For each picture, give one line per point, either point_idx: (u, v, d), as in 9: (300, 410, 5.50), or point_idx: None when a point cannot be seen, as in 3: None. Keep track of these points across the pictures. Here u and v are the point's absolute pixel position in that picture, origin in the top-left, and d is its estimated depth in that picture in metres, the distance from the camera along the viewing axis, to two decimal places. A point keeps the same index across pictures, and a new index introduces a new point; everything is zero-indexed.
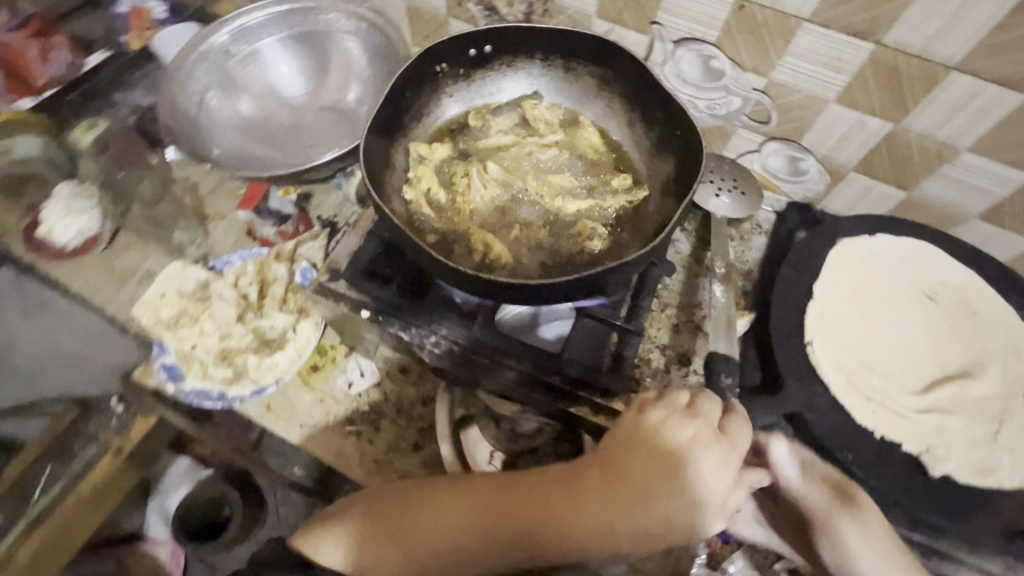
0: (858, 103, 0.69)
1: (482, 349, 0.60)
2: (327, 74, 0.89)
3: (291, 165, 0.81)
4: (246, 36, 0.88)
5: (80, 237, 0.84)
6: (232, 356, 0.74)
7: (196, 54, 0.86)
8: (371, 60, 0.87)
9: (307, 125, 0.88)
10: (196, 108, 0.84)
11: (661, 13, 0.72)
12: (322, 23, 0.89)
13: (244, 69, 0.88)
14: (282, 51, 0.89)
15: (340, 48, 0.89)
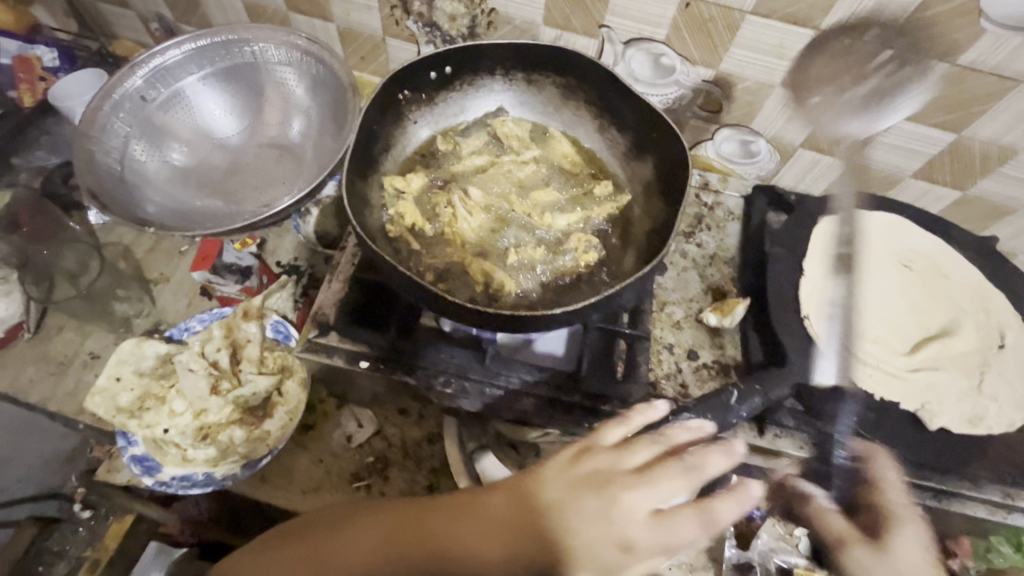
0: (801, 86, 0.73)
1: (496, 381, 0.58)
2: (264, 109, 0.83)
3: (243, 213, 0.74)
4: (165, 77, 0.79)
5: (0, 327, 0.73)
6: (213, 432, 0.67)
7: (109, 102, 0.76)
8: (311, 91, 0.82)
9: (252, 166, 0.82)
10: (118, 161, 0.74)
11: (609, 16, 0.72)
12: (251, 56, 0.82)
13: (168, 114, 0.79)
14: (210, 91, 0.82)
15: (275, 82, 0.83)
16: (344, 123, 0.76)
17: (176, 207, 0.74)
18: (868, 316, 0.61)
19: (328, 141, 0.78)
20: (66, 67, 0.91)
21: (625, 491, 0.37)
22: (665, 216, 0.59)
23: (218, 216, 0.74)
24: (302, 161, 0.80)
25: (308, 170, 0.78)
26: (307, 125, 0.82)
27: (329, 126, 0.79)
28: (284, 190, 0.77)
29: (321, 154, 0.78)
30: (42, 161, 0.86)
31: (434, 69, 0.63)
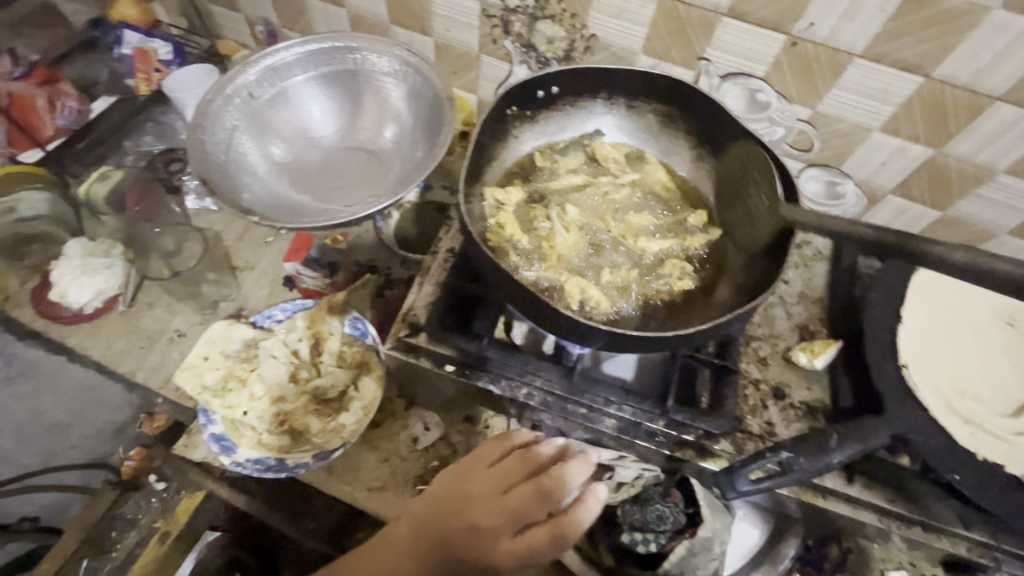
0: (901, 132, 0.72)
1: (579, 399, 0.58)
2: (361, 115, 0.86)
3: (334, 209, 0.77)
4: (275, 77, 0.84)
5: (100, 297, 0.77)
6: (290, 419, 0.69)
7: (223, 95, 0.81)
8: (408, 100, 0.84)
9: (344, 167, 0.85)
10: (226, 150, 0.78)
11: (710, 49, 0.73)
12: (355, 62, 0.85)
13: (274, 112, 0.84)
14: (313, 92, 0.86)
15: (373, 90, 0.86)
16: (438, 132, 0.78)
17: (273, 198, 0.78)
18: (968, 371, 0.59)
19: (419, 148, 0.80)
20: (178, 61, 0.94)
21: (490, 513, 0.48)
22: (764, 250, 0.58)
23: (310, 210, 0.77)
24: (391, 166, 0.82)
25: (396, 175, 0.80)
26: (399, 132, 0.85)
27: (421, 134, 0.82)
28: (373, 191, 0.79)
29: (412, 160, 0.80)
30: (148, 147, 0.91)
31: (542, 88, 0.65)
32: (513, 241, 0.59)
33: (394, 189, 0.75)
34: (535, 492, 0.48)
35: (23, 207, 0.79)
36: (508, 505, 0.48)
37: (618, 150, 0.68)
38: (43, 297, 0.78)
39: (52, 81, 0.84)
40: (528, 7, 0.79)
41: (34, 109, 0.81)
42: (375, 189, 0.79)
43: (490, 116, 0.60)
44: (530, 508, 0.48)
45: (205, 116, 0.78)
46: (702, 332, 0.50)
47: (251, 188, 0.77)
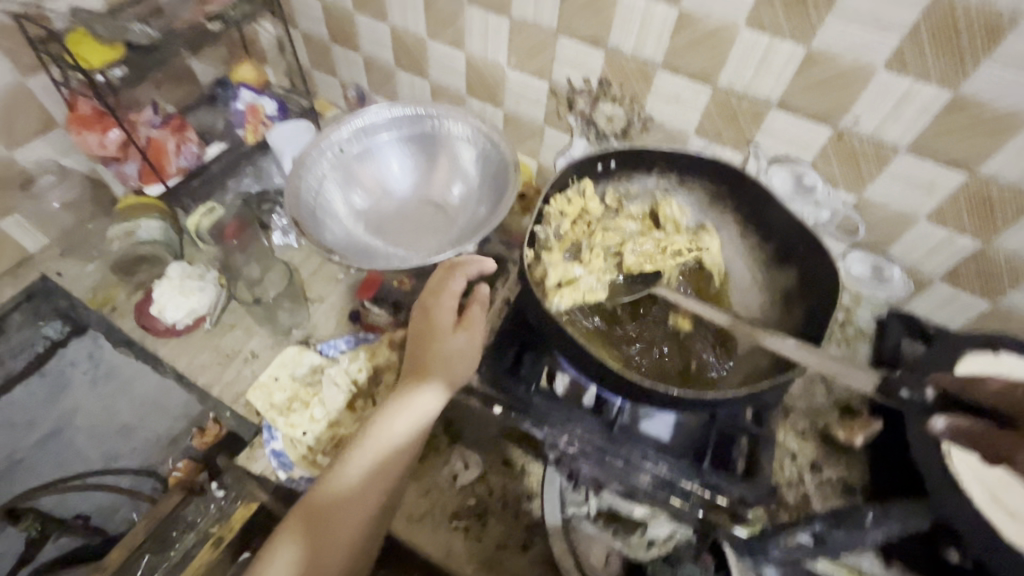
0: (948, 222, 0.75)
1: (617, 451, 0.61)
2: (435, 172, 0.97)
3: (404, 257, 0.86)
4: (363, 134, 0.95)
5: (190, 315, 0.87)
6: (342, 443, 0.74)
7: (319, 149, 0.92)
8: (476, 162, 0.94)
9: (415, 217, 0.95)
10: (318, 198, 0.90)
11: (759, 135, 0.79)
12: (433, 126, 0.96)
13: (360, 165, 0.95)
14: (395, 149, 0.97)
15: (447, 151, 0.96)
16: (502, 195, 0.86)
17: (352, 242, 0.88)
18: None
19: (483, 207, 0.89)
20: (281, 116, 1.08)
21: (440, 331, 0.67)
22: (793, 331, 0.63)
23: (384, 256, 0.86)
24: (457, 221, 0.91)
25: (461, 229, 0.89)
26: (466, 190, 0.94)
27: (485, 195, 0.91)
28: (439, 243, 0.88)
29: (476, 217, 0.89)
30: (247, 188, 1.04)
31: (601, 162, 0.73)
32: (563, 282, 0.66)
33: (458, 244, 0.84)
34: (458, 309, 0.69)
35: (139, 232, 0.95)
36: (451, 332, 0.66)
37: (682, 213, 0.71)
38: (144, 310, 0.88)
39: (181, 128, 0.97)
40: (591, 89, 0.88)
41: (164, 150, 0.93)
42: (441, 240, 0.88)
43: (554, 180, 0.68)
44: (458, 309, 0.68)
45: (303, 167, 0.90)
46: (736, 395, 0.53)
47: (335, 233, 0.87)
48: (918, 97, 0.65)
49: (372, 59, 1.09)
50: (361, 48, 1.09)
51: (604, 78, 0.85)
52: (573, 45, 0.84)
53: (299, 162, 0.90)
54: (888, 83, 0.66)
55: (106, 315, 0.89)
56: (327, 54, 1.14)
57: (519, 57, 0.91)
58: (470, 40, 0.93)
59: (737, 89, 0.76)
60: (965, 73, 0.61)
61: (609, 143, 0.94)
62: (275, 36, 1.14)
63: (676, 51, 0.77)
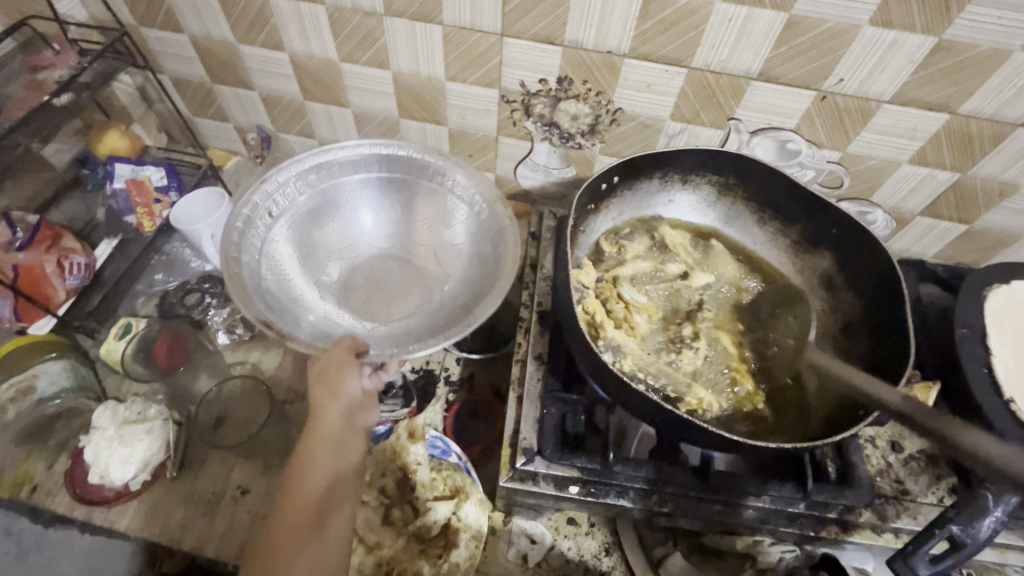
0: (929, 162, 0.75)
1: (713, 496, 0.56)
2: (413, 216, 0.77)
3: (397, 331, 0.68)
4: (306, 181, 0.74)
5: (146, 468, 0.68)
6: (395, 568, 0.63)
7: (253, 206, 0.70)
8: (450, 195, 0.75)
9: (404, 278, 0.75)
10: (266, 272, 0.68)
11: (740, 110, 0.75)
12: (390, 161, 0.76)
13: (318, 227, 0.75)
14: (354, 199, 0.77)
15: (410, 187, 0.76)
16: (496, 234, 0.70)
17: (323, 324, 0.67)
18: None
19: (473, 251, 0.72)
20: (175, 183, 0.87)
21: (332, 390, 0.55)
22: (840, 316, 0.65)
23: (370, 336, 0.66)
24: (444, 271, 0.72)
25: (455, 281, 0.71)
26: (444, 232, 0.75)
27: (473, 234, 0.73)
28: (432, 304, 0.69)
29: (471, 266, 0.72)
30: (162, 285, 0.86)
31: (607, 180, 0.66)
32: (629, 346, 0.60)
33: (464, 303, 0.67)
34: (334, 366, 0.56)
35: (41, 382, 0.71)
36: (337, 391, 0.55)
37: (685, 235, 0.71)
38: (80, 482, 0.68)
39: (55, 237, 0.76)
40: (549, 89, 0.78)
41: (42, 275, 0.72)
42: (436, 298, 0.70)
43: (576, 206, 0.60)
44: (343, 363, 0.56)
45: (240, 236, 0.68)
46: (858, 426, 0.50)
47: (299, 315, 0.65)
48: (903, 49, 0.63)
49: (270, 94, 0.89)
50: (253, 84, 0.87)
51: (563, 75, 0.76)
52: (523, 46, 0.73)
53: (232, 229, 0.68)
54: (874, 39, 0.63)
55: (27, 499, 0.69)
56: (209, 97, 0.91)
57: (460, 67, 0.78)
58: (395, 57, 0.79)
59: (714, 68, 0.70)
60: (950, 18, 0.59)
61: (576, 143, 0.86)
62: (135, 87, 0.91)
63: (644, 37, 0.69)
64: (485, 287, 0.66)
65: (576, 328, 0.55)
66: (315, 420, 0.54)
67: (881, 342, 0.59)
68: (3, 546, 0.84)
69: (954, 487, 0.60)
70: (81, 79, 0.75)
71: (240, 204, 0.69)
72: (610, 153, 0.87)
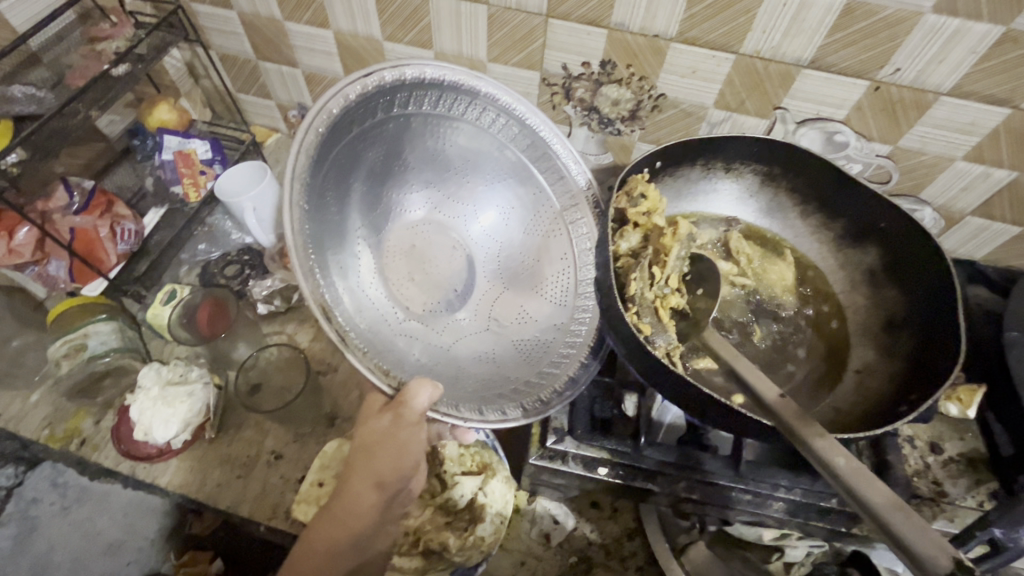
0: (986, 159, 0.72)
1: (742, 487, 0.56)
2: (457, 201, 0.69)
3: (447, 359, 0.61)
4: (389, 99, 0.59)
5: (187, 429, 0.71)
6: (422, 538, 0.64)
7: (332, 116, 0.53)
8: (535, 209, 0.69)
9: (427, 258, 0.67)
10: (317, 223, 0.53)
11: (788, 98, 0.73)
12: (482, 128, 0.66)
13: (367, 156, 0.60)
14: (414, 144, 0.64)
15: (491, 168, 0.69)
16: (587, 285, 0.66)
17: (363, 309, 0.56)
18: None
19: (554, 288, 0.67)
20: (219, 157, 0.89)
21: (395, 434, 0.50)
22: (879, 314, 0.63)
23: (417, 344, 0.60)
24: (504, 283, 0.68)
25: (520, 312, 0.66)
26: (500, 231, 0.70)
27: (556, 269, 0.67)
28: (484, 319, 0.66)
29: (552, 309, 0.66)
30: (204, 255, 0.89)
31: (649, 165, 0.65)
32: (622, 302, 0.54)
33: (540, 357, 0.62)
34: (405, 415, 0.50)
35: (91, 342, 0.73)
36: (399, 434, 0.50)
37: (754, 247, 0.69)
38: (123, 435, 0.72)
39: (108, 205, 0.79)
40: (591, 72, 0.78)
41: (95, 239, 0.75)
42: (497, 324, 0.65)
43: (616, 188, 0.59)
44: (414, 421, 0.50)
45: (308, 156, 0.51)
46: (898, 422, 0.49)
47: (351, 296, 0.56)
48: (967, 38, 0.60)
49: (314, 72, 0.90)
50: (297, 61, 0.88)
51: (607, 59, 0.75)
52: (567, 29, 0.72)
53: (302, 145, 0.51)
54: (935, 28, 0.61)
55: (76, 451, 0.73)
56: (255, 75, 0.93)
57: (503, 49, 0.78)
58: (439, 37, 0.79)
59: (764, 54, 0.68)
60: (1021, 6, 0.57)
61: (615, 129, 0.85)
62: (184, 61, 0.93)
63: (693, 21, 0.67)
64: (569, 346, 0.63)
65: (612, 313, 0.55)
66: (352, 501, 0.49)
67: (925, 340, 0.57)
68: (50, 496, 0.89)
69: (993, 492, 0.58)
70: (136, 51, 0.77)
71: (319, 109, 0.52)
72: (649, 140, 0.85)
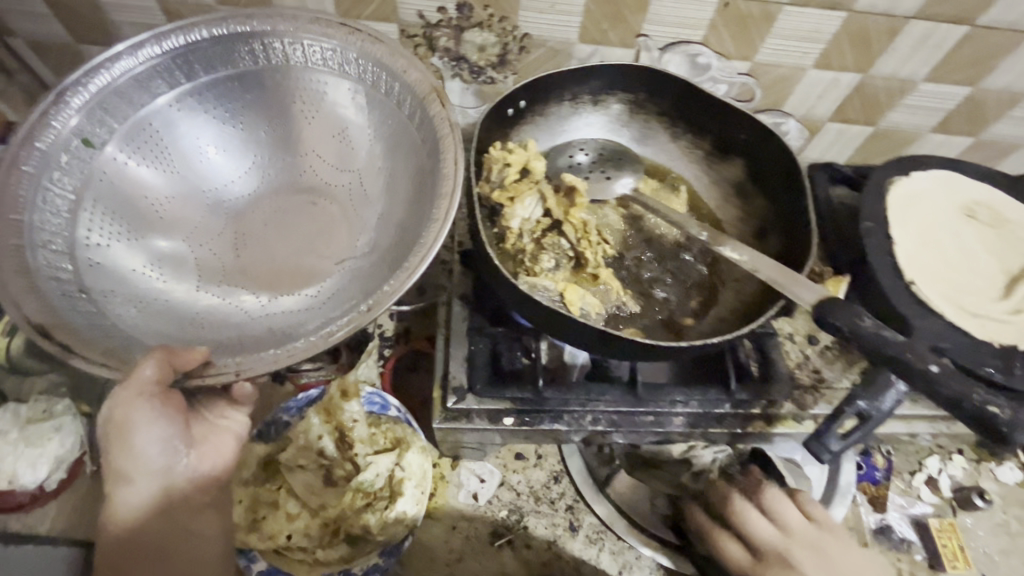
0: (834, 64, 0.76)
1: (644, 409, 0.58)
2: (271, 154, 0.62)
3: (294, 311, 0.55)
4: (97, 100, 0.56)
5: (61, 466, 0.65)
6: (343, 525, 0.62)
7: (37, 155, 0.53)
8: (338, 122, 0.61)
9: (263, 229, 0.61)
10: (59, 259, 0.51)
11: (648, 24, 0.72)
12: (205, 61, 0.58)
13: (125, 161, 0.57)
14: (172, 119, 0.59)
15: (239, 99, 0.60)
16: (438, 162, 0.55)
17: (178, 314, 0.54)
18: (959, 270, 0.65)
19: (394, 189, 0.59)
20: None
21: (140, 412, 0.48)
22: (750, 223, 0.66)
23: (259, 319, 0.54)
24: (351, 216, 0.60)
25: (368, 233, 0.59)
26: (318, 148, 0.62)
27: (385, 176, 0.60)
28: (339, 261, 0.58)
29: (395, 197, 0.59)
30: None
31: (511, 106, 0.63)
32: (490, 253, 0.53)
33: (393, 261, 0.53)
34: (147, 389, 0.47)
35: None
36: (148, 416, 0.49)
37: (648, 185, 0.69)
38: None
39: None
40: (448, 17, 0.73)
41: None
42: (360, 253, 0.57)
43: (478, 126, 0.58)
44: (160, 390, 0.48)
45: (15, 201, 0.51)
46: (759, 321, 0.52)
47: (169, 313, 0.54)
48: None
49: None
50: (121, 40, 0.77)
51: (462, 1, 0.71)
52: None
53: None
54: None
55: None
56: (74, 63, 0.80)
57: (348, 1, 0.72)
58: None
59: None
60: None
61: (488, 77, 0.81)
62: None
63: None
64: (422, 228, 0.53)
65: (491, 260, 0.53)
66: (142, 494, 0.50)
67: (792, 241, 0.60)
68: None
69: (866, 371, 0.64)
70: None
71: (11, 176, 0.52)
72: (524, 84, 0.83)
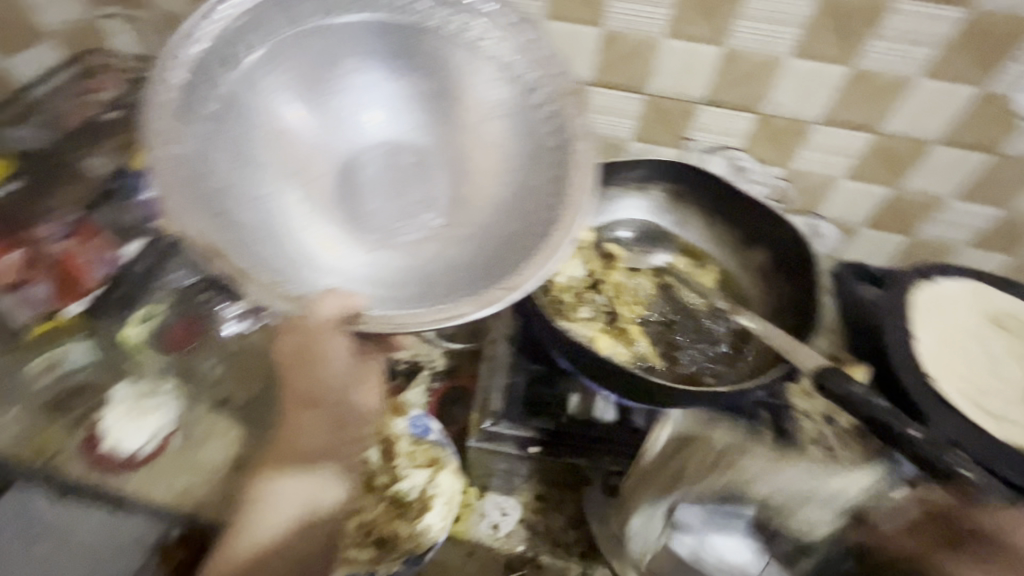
0: (864, 176, 0.84)
1: (661, 458, 0.62)
2: (407, 106, 0.57)
3: (410, 279, 0.52)
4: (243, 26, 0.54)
5: (154, 440, 0.78)
6: (375, 529, 0.69)
7: (184, 80, 0.52)
8: (485, 86, 0.57)
9: (383, 182, 0.55)
10: (205, 183, 0.51)
11: (693, 130, 0.85)
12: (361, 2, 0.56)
13: (260, 93, 0.54)
14: (314, 53, 0.55)
15: (387, 44, 0.57)
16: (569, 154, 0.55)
17: (297, 255, 0.52)
18: (982, 374, 0.68)
19: (528, 169, 0.56)
20: None
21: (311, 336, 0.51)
22: (775, 302, 0.73)
23: (374, 278, 0.52)
24: (471, 183, 0.56)
25: (493, 205, 0.55)
26: (447, 92, 0.56)
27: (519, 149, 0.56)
28: (462, 232, 0.54)
29: (527, 179, 0.55)
30: None
31: None
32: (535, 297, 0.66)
33: (516, 251, 0.51)
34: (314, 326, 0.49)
35: (70, 358, 0.81)
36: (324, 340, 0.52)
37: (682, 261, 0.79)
38: (95, 446, 0.77)
39: (93, 232, 0.81)
40: None
41: (80, 264, 0.79)
42: (481, 229, 0.54)
43: None
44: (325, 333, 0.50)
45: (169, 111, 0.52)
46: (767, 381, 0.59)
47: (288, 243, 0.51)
48: (826, 77, 0.74)
49: None
50: None
51: None
52: None
53: (158, 144, 0.50)
54: (799, 70, 0.74)
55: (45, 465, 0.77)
56: None
57: None
58: None
59: (668, 94, 0.80)
60: (861, 49, 0.71)
61: None
62: None
63: (604, 67, 0.79)
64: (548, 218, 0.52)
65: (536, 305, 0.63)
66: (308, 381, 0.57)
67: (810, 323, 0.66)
68: None
69: None
70: (129, 102, 0.88)
71: (168, 92, 0.52)
72: None
